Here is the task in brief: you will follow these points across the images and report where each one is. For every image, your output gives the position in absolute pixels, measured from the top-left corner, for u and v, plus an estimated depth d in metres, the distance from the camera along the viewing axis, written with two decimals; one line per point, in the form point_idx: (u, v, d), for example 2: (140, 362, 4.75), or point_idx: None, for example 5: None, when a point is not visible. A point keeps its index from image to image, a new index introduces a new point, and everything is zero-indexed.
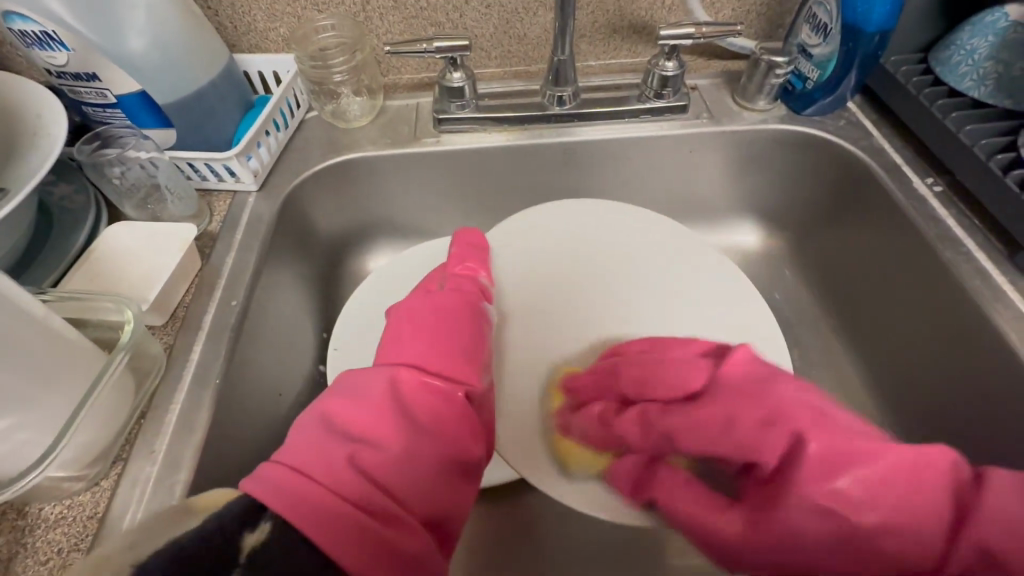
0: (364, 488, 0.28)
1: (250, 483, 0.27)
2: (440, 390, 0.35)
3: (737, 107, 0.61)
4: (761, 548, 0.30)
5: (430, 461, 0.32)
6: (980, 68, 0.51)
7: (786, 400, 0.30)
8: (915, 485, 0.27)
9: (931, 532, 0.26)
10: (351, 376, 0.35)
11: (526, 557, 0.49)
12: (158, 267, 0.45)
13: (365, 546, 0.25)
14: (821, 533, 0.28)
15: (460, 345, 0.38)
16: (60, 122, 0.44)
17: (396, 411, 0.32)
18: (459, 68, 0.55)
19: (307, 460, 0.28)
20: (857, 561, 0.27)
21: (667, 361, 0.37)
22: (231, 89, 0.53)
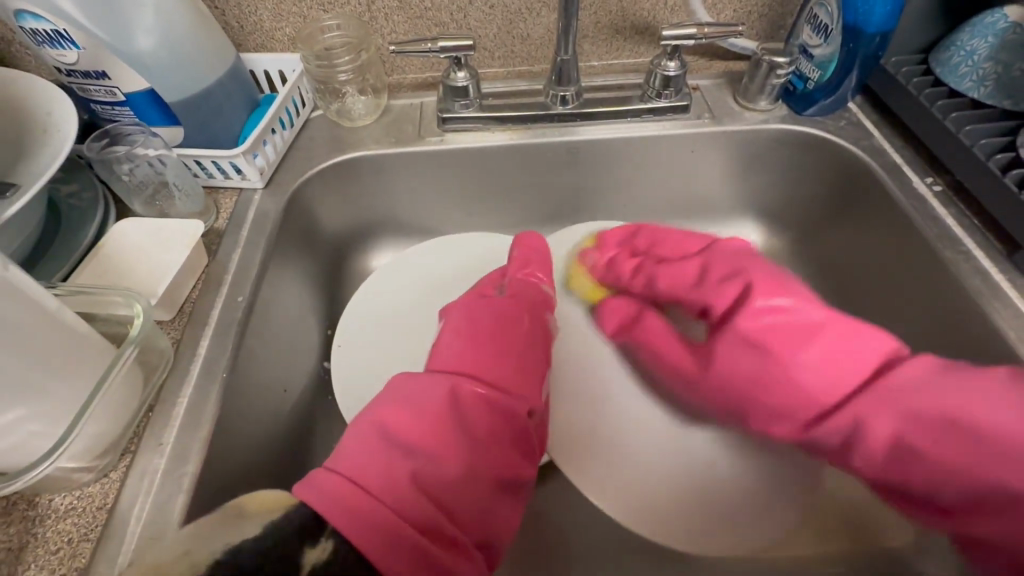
0: (421, 504, 0.29)
1: (304, 490, 0.27)
2: (494, 404, 0.36)
3: (739, 107, 0.61)
4: (706, 370, 0.44)
5: (482, 478, 0.33)
6: (979, 68, 0.52)
7: (763, 273, 0.42)
8: (846, 341, 0.38)
9: (847, 379, 0.38)
10: (410, 381, 0.36)
11: (528, 552, 0.50)
12: (166, 262, 0.46)
13: (423, 562, 0.26)
14: (751, 359, 0.41)
15: (517, 362, 0.40)
16: (71, 119, 0.45)
17: (454, 424, 0.33)
18: (463, 68, 0.56)
19: (366, 471, 0.29)
20: (776, 387, 0.40)
21: (674, 236, 0.53)
22: (238, 88, 0.54)
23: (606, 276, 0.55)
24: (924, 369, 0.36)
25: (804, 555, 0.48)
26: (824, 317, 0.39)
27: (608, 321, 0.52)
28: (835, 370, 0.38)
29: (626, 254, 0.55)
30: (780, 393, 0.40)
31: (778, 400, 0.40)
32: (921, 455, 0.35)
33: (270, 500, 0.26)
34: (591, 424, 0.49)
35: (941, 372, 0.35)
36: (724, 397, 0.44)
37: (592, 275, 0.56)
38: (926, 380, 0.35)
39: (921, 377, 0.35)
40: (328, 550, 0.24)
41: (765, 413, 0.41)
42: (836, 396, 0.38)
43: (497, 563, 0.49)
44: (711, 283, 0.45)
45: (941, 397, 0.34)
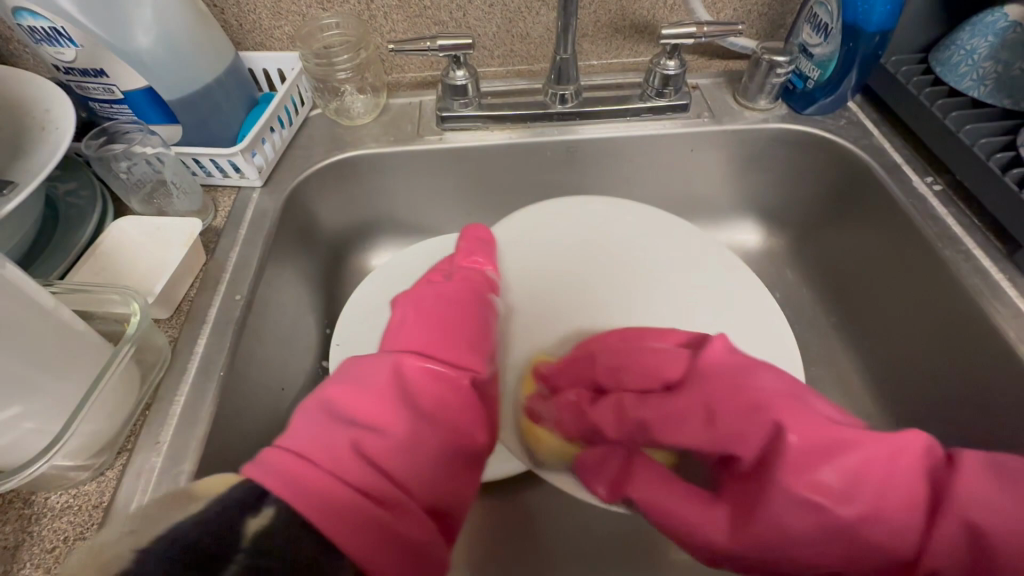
0: (367, 475, 0.28)
1: (252, 469, 0.26)
2: (443, 375, 0.35)
3: (738, 106, 0.61)
4: (734, 544, 0.29)
5: (433, 447, 0.32)
6: (980, 67, 0.52)
7: (765, 388, 0.30)
8: (893, 477, 0.26)
9: (906, 517, 0.25)
10: (356, 362, 0.35)
11: (526, 550, 0.50)
12: (164, 261, 0.46)
13: (369, 531, 0.25)
14: (800, 519, 0.27)
15: (466, 337, 0.39)
16: (69, 117, 0.45)
17: (401, 398, 0.32)
18: (462, 66, 0.56)
19: (313, 447, 0.28)
20: (844, 556, 0.26)
21: (641, 353, 0.36)
22: (236, 87, 0.54)
23: (565, 429, 0.40)
24: (980, 478, 0.25)
25: None
26: (844, 443, 0.27)
27: (586, 467, 0.38)
28: (899, 516, 0.25)
29: (583, 390, 0.39)
30: (835, 554, 0.26)
31: (846, 569, 0.26)
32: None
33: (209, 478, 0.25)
34: None
35: (993, 472, 0.25)
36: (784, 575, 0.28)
37: (560, 433, 0.41)
38: (980, 480, 0.25)
39: (977, 479, 0.25)
40: (271, 518, 0.24)
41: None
42: (910, 541, 0.25)
43: (495, 561, 0.49)
44: (698, 423, 0.31)
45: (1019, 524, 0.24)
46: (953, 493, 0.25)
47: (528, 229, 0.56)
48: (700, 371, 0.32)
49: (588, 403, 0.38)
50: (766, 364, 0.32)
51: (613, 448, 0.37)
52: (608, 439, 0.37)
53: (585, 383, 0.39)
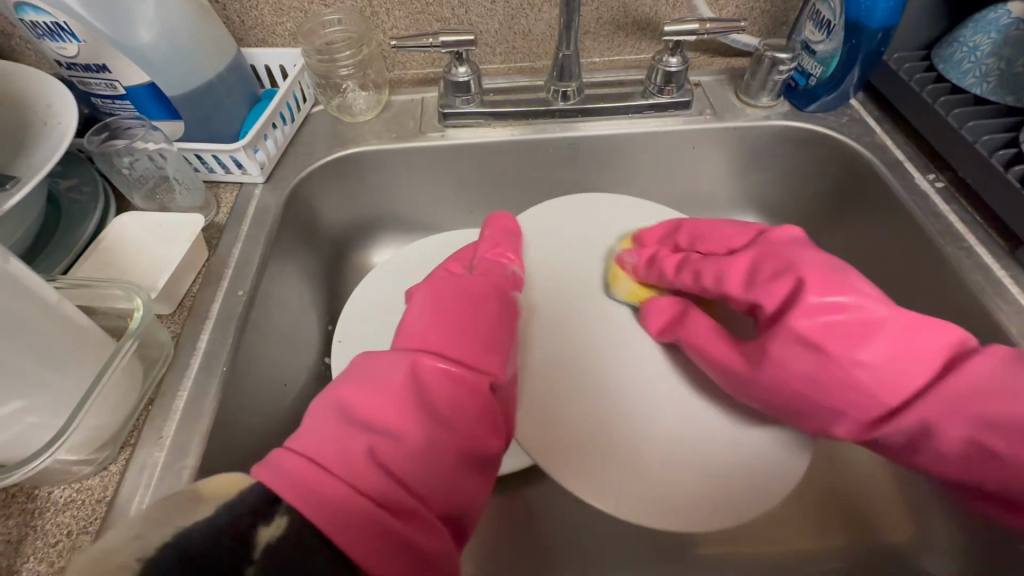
0: (381, 483, 0.28)
1: (259, 469, 0.27)
2: (460, 379, 0.35)
3: (740, 103, 0.61)
4: (745, 371, 0.40)
5: (446, 453, 0.32)
6: (983, 64, 0.52)
7: (812, 262, 0.38)
8: (915, 342, 0.35)
9: (912, 382, 0.35)
10: (368, 359, 0.35)
11: (528, 547, 0.50)
12: (167, 257, 0.46)
13: (383, 543, 0.26)
14: (801, 357, 0.36)
15: (482, 335, 0.38)
16: (71, 112, 0.45)
17: (413, 398, 0.32)
18: (465, 63, 0.56)
19: (326, 453, 0.28)
20: (840, 387, 0.35)
21: (723, 228, 0.47)
22: (238, 83, 0.54)
23: (645, 274, 0.50)
24: (997, 368, 0.33)
25: (802, 550, 0.49)
26: (893, 313, 0.35)
27: (649, 315, 0.48)
28: (903, 372, 0.35)
29: (665, 249, 0.50)
30: (833, 390, 0.36)
31: (848, 403, 0.36)
32: (992, 469, 0.32)
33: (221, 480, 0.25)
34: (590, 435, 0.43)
35: (1006, 368, 0.33)
36: (774, 407, 0.39)
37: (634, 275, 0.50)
38: (990, 379, 0.33)
39: (987, 378, 0.33)
40: (284, 528, 0.24)
41: (820, 419, 0.37)
42: (899, 397, 0.35)
43: (497, 556, 0.49)
44: (740, 281, 0.42)
45: (1005, 403, 0.32)
46: (965, 368, 0.33)
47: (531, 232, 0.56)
48: (766, 243, 0.42)
49: (667, 255, 0.49)
50: (820, 251, 0.40)
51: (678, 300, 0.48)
52: (678, 292, 0.47)
53: (667, 246, 0.51)
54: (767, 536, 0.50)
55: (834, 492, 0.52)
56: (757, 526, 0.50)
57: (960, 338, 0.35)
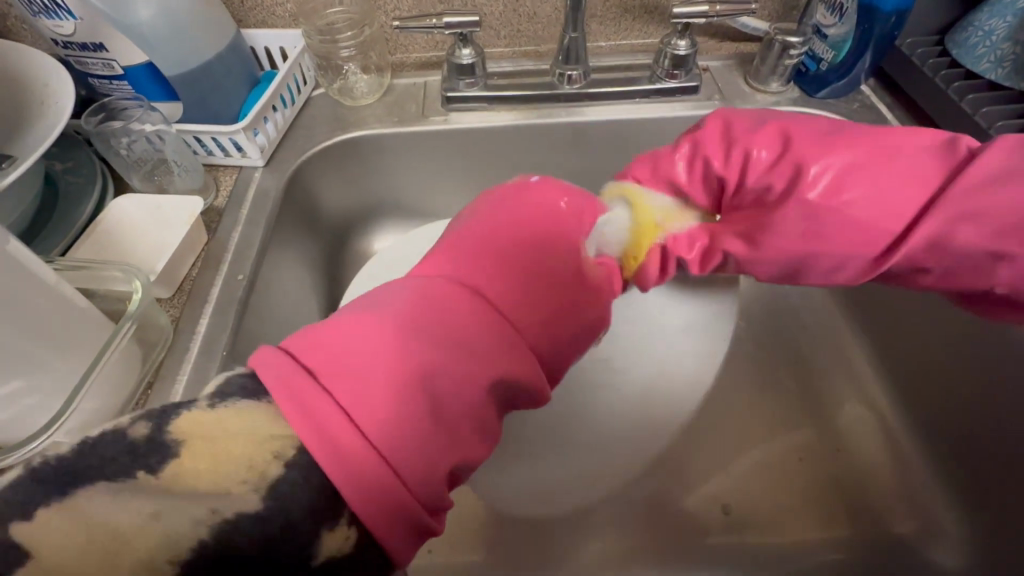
0: (419, 459, 0.24)
1: (264, 375, 0.24)
2: (517, 344, 0.28)
3: (749, 89, 0.60)
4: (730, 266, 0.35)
5: (486, 426, 0.27)
6: (997, 49, 0.51)
7: (820, 129, 0.34)
8: (892, 183, 0.31)
9: (910, 201, 0.30)
10: (425, 290, 0.28)
11: (530, 537, 0.50)
12: (166, 239, 0.45)
13: (408, 526, 0.23)
14: (801, 218, 0.31)
15: (545, 288, 0.30)
16: (68, 91, 0.44)
17: (465, 355, 0.26)
18: (469, 44, 0.55)
19: (361, 406, 0.23)
20: (834, 238, 0.31)
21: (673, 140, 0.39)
22: (237, 63, 0.52)
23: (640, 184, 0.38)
24: (1004, 157, 0.29)
25: (806, 541, 0.48)
26: (866, 156, 0.31)
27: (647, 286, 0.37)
28: (897, 211, 0.30)
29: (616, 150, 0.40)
30: (835, 243, 0.31)
31: (834, 248, 0.31)
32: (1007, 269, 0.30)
33: (250, 433, 0.22)
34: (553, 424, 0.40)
35: (1011, 154, 0.30)
36: (788, 273, 0.33)
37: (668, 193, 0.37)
38: (1002, 167, 0.29)
39: (997, 166, 0.29)
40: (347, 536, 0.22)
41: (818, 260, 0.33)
42: (898, 225, 0.30)
43: (500, 546, 0.49)
44: (721, 159, 0.35)
45: (997, 197, 0.29)
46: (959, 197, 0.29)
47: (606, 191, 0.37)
48: (723, 116, 0.37)
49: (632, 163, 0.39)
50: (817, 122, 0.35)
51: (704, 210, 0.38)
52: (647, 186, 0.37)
53: None
54: (774, 528, 0.49)
55: (841, 484, 0.51)
56: (762, 517, 0.50)
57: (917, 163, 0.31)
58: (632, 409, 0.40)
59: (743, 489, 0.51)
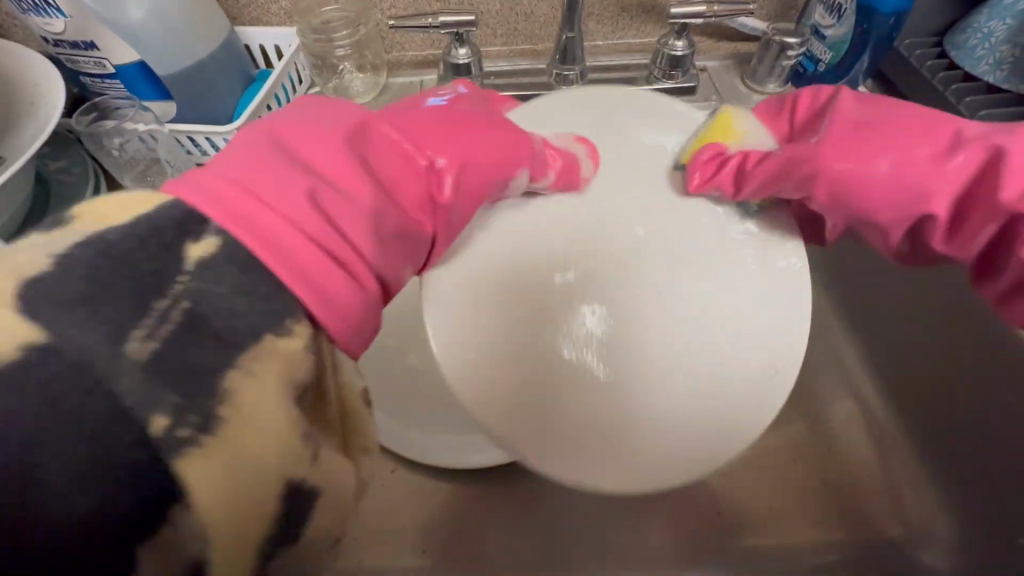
0: (316, 222, 0.26)
1: (181, 190, 0.24)
2: (405, 156, 0.31)
3: (747, 90, 0.60)
4: (801, 176, 0.36)
5: (386, 217, 0.29)
6: (996, 51, 0.51)
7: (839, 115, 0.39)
8: (927, 145, 0.34)
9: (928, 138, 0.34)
10: (297, 116, 0.30)
11: (526, 535, 0.50)
12: None
13: (319, 273, 0.25)
14: (852, 138, 0.35)
15: (443, 139, 0.34)
16: (58, 92, 0.43)
17: (347, 155, 0.29)
18: (465, 44, 0.55)
19: (254, 181, 0.25)
20: (872, 143, 0.34)
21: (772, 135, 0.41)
22: (232, 63, 0.52)
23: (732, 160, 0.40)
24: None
25: (802, 543, 0.49)
26: (892, 121, 0.35)
27: (707, 188, 0.39)
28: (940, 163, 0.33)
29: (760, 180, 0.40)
30: (872, 156, 0.34)
31: (862, 152, 0.34)
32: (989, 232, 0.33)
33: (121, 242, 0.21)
34: (596, 392, 0.36)
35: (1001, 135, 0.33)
36: (777, 181, 0.37)
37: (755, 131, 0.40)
38: None
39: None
40: (216, 244, 0.22)
41: (856, 209, 0.35)
42: (931, 156, 0.34)
43: (495, 547, 0.49)
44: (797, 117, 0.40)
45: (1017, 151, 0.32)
46: (1007, 156, 0.32)
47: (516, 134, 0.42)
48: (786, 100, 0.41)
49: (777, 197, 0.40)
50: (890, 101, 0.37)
51: (788, 204, 0.40)
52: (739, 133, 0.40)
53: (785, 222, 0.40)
54: (768, 530, 0.50)
55: (837, 487, 0.51)
56: (759, 519, 0.50)
57: (962, 134, 0.34)
58: (648, 323, 0.37)
59: (738, 489, 0.52)
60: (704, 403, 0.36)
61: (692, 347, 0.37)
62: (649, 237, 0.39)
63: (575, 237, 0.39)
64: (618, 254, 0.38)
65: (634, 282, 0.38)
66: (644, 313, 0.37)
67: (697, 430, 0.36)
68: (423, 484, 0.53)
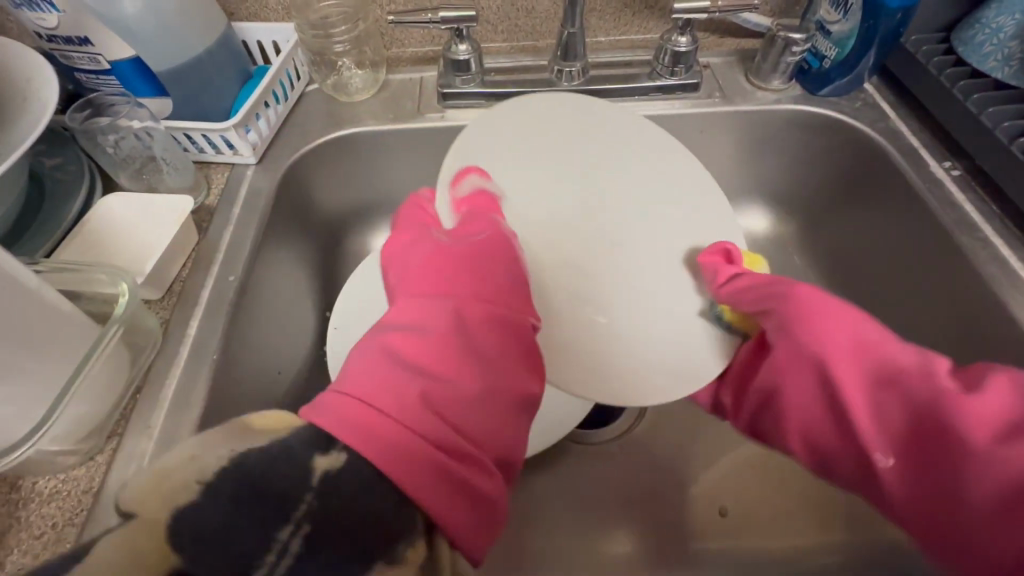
0: (436, 428, 0.27)
1: (318, 415, 0.25)
2: (496, 323, 0.32)
3: (751, 86, 0.59)
4: (767, 308, 0.39)
5: (497, 397, 0.30)
6: (1006, 47, 0.49)
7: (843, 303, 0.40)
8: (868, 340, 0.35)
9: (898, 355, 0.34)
10: (410, 308, 0.32)
11: (524, 538, 0.49)
12: (155, 239, 0.44)
13: (444, 483, 0.25)
14: (828, 318, 0.37)
15: (514, 276, 0.35)
16: (51, 87, 0.43)
17: (456, 345, 0.30)
18: (465, 40, 0.54)
19: (379, 395, 0.26)
20: (835, 331, 0.36)
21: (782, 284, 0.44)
22: (230, 59, 0.51)
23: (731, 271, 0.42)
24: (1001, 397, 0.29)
25: (806, 545, 0.48)
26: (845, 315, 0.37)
27: (705, 266, 0.42)
28: (864, 362, 0.35)
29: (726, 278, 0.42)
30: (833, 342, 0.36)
31: (825, 332, 0.36)
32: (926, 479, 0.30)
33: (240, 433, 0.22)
34: (588, 338, 0.38)
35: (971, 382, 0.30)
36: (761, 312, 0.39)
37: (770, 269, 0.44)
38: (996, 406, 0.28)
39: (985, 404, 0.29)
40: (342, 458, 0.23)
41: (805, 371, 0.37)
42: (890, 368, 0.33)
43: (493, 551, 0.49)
44: None
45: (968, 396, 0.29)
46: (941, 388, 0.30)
47: (517, 138, 0.45)
48: None
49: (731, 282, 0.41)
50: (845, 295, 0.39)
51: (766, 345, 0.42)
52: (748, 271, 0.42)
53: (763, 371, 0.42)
54: (769, 533, 0.49)
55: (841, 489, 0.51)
56: (760, 522, 0.50)
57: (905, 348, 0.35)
58: (638, 294, 0.40)
59: (739, 491, 0.51)
60: (691, 375, 0.38)
61: (677, 328, 0.40)
62: (649, 250, 0.42)
63: (594, 255, 0.41)
64: (608, 234, 0.42)
65: (631, 257, 0.41)
66: (637, 287, 0.40)
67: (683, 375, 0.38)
68: None
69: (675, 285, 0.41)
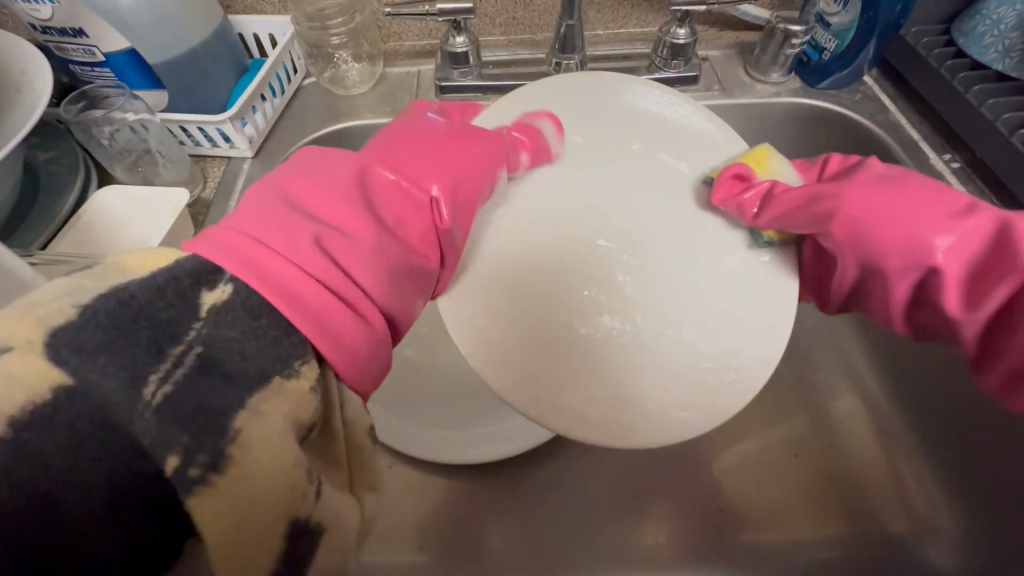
0: (324, 268, 0.24)
1: (198, 246, 0.23)
2: (409, 189, 0.29)
3: (750, 79, 0.59)
4: (812, 219, 0.36)
5: (393, 255, 0.28)
6: (1006, 38, 0.49)
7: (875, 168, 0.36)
8: (938, 205, 0.32)
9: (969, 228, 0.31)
10: (314, 157, 0.30)
11: (523, 533, 0.49)
12: (150, 231, 0.43)
13: (320, 320, 0.23)
14: (878, 205, 0.33)
15: (465, 178, 0.32)
16: (46, 78, 0.42)
17: (357, 199, 0.28)
18: (462, 32, 0.53)
19: (263, 229, 0.24)
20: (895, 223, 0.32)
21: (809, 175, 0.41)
22: (225, 50, 0.51)
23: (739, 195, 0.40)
24: None
25: (806, 538, 0.48)
26: (910, 184, 0.33)
27: (726, 206, 0.39)
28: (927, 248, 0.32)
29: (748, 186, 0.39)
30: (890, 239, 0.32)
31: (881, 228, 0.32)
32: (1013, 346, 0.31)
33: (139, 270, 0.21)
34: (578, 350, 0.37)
35: None
36: (802, 219, 0.36)
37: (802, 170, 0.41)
38: None
39: None
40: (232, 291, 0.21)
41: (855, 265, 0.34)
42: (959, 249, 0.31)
43: (492, 545, 0.49)
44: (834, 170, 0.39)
45: None
46: None
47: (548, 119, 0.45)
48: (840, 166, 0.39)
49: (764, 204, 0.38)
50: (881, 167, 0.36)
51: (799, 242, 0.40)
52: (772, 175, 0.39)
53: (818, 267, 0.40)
54: (769, 527, 0.49)
55: (841, 481, 0.51)
56: (760, 516, 0.49)
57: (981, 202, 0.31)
58: (651, 300, 0.38)
59: (739, 485, 0.51)
60: (680, 395, 0.36)
61: (676, 328, 0.38)
62: (648, 245, 0.40)
63: (581, 238, 0.39)
64: (631, 237, 0.40)
65: (654, 262, 0.39)
66: (647, 293, 0.38)
67: (669, 392, 0.37)
68: (424, 479, 0.52)
69: (689, 284, 0.39)
